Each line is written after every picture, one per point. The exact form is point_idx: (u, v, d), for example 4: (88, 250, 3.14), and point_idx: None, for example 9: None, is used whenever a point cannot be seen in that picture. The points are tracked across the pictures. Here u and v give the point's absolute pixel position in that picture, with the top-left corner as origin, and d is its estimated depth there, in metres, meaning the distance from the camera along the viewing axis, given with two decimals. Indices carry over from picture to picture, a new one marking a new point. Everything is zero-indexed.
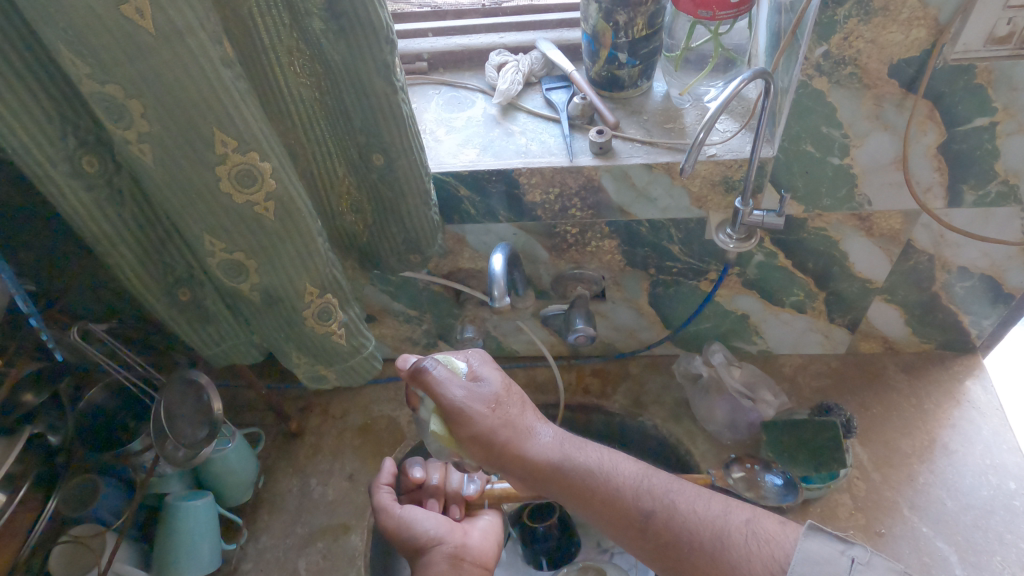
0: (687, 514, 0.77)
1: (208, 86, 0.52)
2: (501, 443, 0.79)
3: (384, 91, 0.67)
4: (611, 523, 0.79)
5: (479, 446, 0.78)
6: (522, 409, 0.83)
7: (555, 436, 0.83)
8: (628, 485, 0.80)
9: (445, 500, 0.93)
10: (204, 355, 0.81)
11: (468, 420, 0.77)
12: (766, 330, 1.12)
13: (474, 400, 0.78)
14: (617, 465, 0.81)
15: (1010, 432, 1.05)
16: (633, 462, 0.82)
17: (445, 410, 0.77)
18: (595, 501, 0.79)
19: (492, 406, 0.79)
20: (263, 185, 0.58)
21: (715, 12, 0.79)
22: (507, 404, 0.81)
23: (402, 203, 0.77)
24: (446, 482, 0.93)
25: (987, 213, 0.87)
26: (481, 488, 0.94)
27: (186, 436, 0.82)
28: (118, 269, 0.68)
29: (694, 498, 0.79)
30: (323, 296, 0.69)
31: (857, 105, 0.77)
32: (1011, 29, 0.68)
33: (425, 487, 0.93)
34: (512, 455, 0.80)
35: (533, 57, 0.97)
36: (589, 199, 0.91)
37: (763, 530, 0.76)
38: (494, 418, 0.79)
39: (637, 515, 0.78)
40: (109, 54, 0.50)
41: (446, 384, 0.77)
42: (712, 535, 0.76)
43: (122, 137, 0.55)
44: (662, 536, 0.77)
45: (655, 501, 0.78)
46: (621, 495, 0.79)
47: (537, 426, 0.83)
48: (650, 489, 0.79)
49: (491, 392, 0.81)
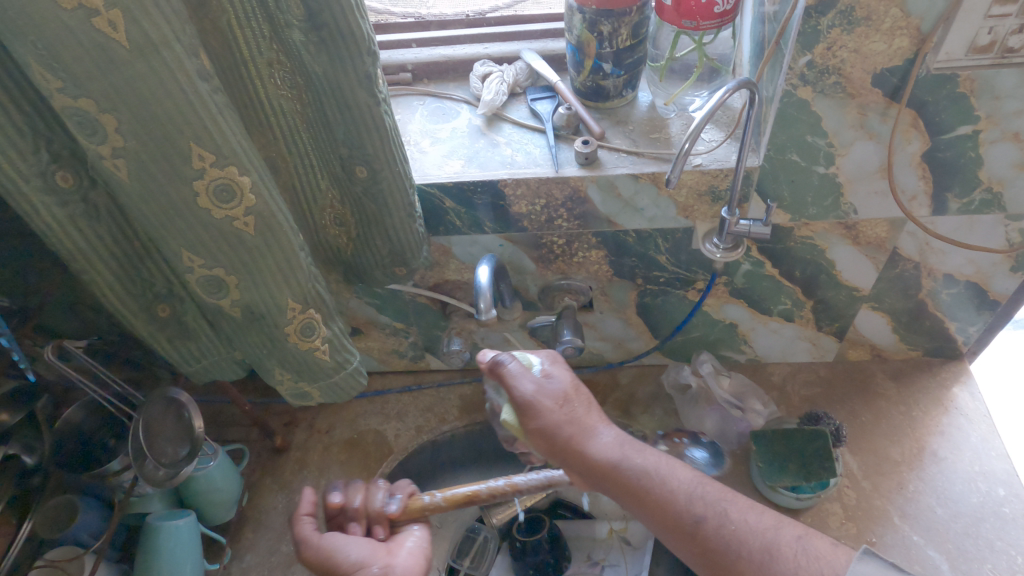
0: (739, 526, 0.65)
1: (184, 100, 0.51)
2: (561, 439, 0.75)
3: (366, 104, 0.66)
4: (662, 531, 0.69)
5: (541, 439, 0.76)
6: (595, 409, 0.78)
7: (619, 438, 0.75)
8: (682, 490, 0.69)
9: (366, 522, 0.77)
10: (185, 373, 0.79)
11: (534, 411, 0.76)
12: (755, 339, 1.12)
13: (543, 394, 0.77)
14: (675, 471, 0.71)
15: (998, 438, 1.05)
16: (692, 469, 0.72)
17: (516, 403, 0.77)
18: (646, 506, 0.69)
19: (560, 402, 0.77)
20: (242, 200, 0.57)
21: (699, 22, 0.79)
22: (576, 403, 0.78)
23: (386, 215, 0.76)
24: (366, 501, 0.77)
25: (972, 221, 0.87)
26: (404, 504, 0.77)
27: (167, 455, 0.81)
28: (94, 286, 0.67)
29: (748, 509, 0.67)
30: (305, 312, 0.68)
31: (842, 115, 0.77)
32: (992, 38, 0.68)
33: (344, 512, 0.77)
34: (570, 451, 0.74)
35: (518, 67, 0.97)
36: (575, 210, 0.90)
37: (820, 548, 0.63)
38: (559, 413, 0.76)
39: (688, 523, 0.67)
40: (81, 68, 0.49)
41: (517, 377, 0.78)
42: (763, 546, 0.64)
43: (97, 153, 0.53)
44: (711, 545, 0.65)
45: (708, 508, 0.68)
46: (673, 498, 0.69)
47: (602, 426, 0.77)
48: (704, 497, 0.69)
49: (560, 389, 0.78)
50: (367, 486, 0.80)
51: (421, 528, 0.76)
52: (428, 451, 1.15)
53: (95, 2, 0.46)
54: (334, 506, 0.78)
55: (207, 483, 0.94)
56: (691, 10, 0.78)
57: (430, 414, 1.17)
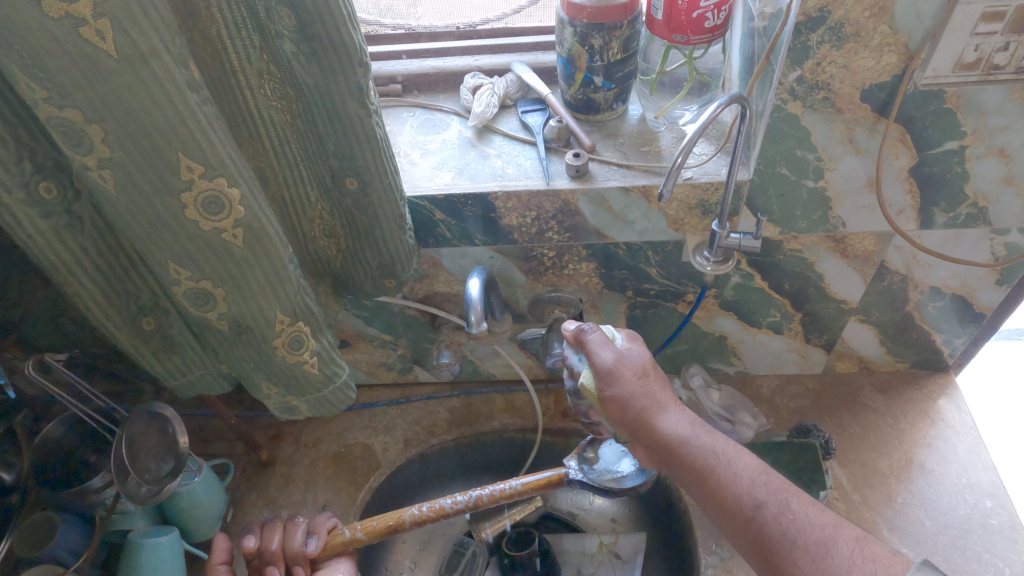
0: (800, 516, 0.64)
1: (172, 110, 0.50)
2: (635, 410, 0.74)
3: (358, 115, 0.66)
4: (720, 512, 0.68)
5: (615, 407, 0.75)
6: (669, 388, 0.78)
7: (689, 418, 0.75)
8: (746, 475, 0.68)
9: (286, 561, 0.85)
10: (169, 387, 0.78)
11: (614, 378, 0.75)
12: (743, 351, 1.12)
13: (623, 363, 0.76)
14: (741, 458, 0.70)
15: (984, 450, 1.06)
16: (756, 458, 0.70)
17: (594, 369, 0.76)
18: (708, 486, 0.69)
19: (639, 375, 0.76)
20: (231, 212, 0.56)
21: (689, 37, 0.79)
22: (654, 378, 0.77)
23: (376, 227, 0.75)
24: (283, 541, 0.85)
25: (958, 235, 0.88)
26: (323, 542, 0.86)
27: (150, 471, 0.79)
28: (77, 298, 0.65)
29: (808, 503, 0.66)
30: (294, 325, 0.67)
31: (830, 130, 0.78)
32: (978, 55, 0.69)
33: (263, 554, 0.84)
34: (642, 424, 0.74)
35: (508, 80, 0.97)
36: (566, 222, 0.90)
37: (878, 553, 0.60)
38: (637, 384, 0.75)
39: (748, 507, 0.66)
40: (66, 77, 0.47)
41: (599, 346, 0.77)
42: (819, 539, 0.62)
43: (82, 164, 0.52)
44: (768, 532, 0.64)
45: (770, 495, 0.66)
46: (735, 481, 0.68)
47: (673, 405, 0.76)
48: (767, 485, 0.67)
49: (640, 362, 0.77)
50: (283, 524, 0.87)
51: (341, 560, 0.86)
52: (416, 465, 1.14)
53: (83, 11, 0.45)
54: (251, 550, 0.84)
55: (191, 499, 0.92)
56: (682, 24, 0.78)
57: (418, 427, 1.16)
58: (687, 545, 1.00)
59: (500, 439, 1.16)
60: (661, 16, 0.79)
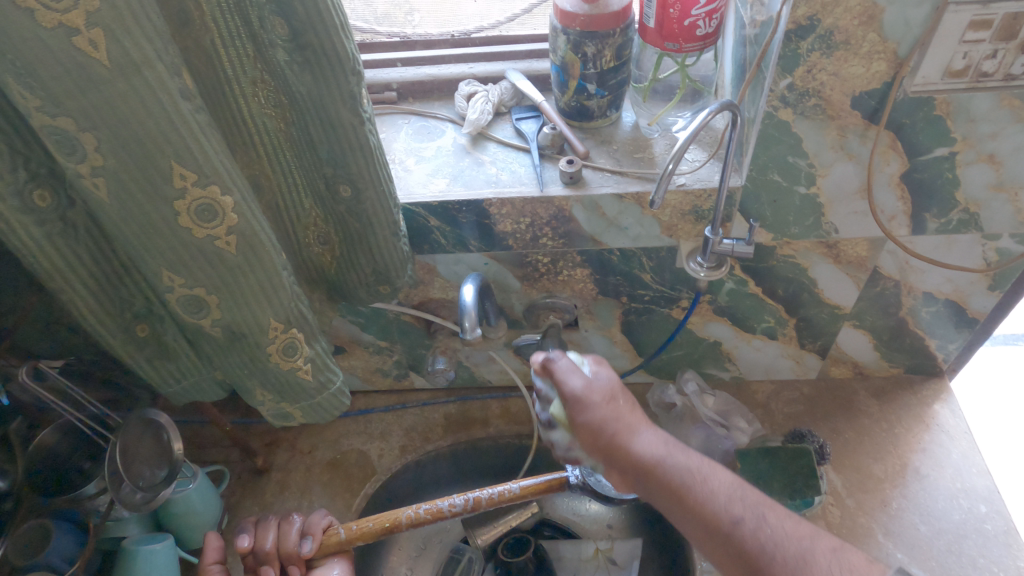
0: (771, 526, 0.64)
1: (166, 119, 0.50)
2: (608, 435, 0.71)
3: (351, 123, 0.66)
4: (700, 531, 0.66)
5: (590, 435, 0.72)
6: (638, 407, 0.76)
7: (662, 436, 0.72)
8: (722, 491, 0.67)
9: (281, 560, 0.85)
10: (164, 393, 0.78)
11: (585, 407, 0.73)
12: (738, 357, 1.12)
13: (591, 390, 0.74)
14: (716, 473, 0.69)
15: (978, 455, 1.06)
16: (729, 471, 0.69)
17: (564, 396, 0.74)
18: (686, 506, 0.67)
19: (608, 399, 0.74)
20: (224, 219, 0.57)
21: (682, 44, 0.79)
22: (625, 402, 0.75)
23: (370, 233, 0.76)
24: (277, 541, 0.85)
25: (950, 241, 0.89)
26: (318, 543, 0.85)
27: (144, 478, 0.78)
28: (71, 305, 0.65)
29: (784, 515, 0.66)
30: (288, 332, 0.67)
31: (822, 137, 0.78)
32: (966, 63, 0.70)
33: (256, 553, 0.85)
34: (617, 448, 0.71)
35: (502, 87, 0.97)
36: (560, 228, 0.90)
37: (854, 562, 0.62)
38: (607, 407, 0.73)
39: (727, 524, 0.65)
40: (59, 86, 0.47)
41: (567, 373, 0.74)
42: (798, 552, 0.62)
43: (75, 172, 0.52)
44: (750, 549, 0.63)
45: (747, 509, 0.65)
46: (712, 499, 0.66)
47: (643, 425, 0.73)
48: (743, 498, 0.66)
49: (609, 386, 0.75)
50: (277, 523, 0.87)
51: (336, 560, 0.86)
52: (412, 471, 1.14)
53: (76, 21, 0.45)
54: (245, 549, 0.84)
55: (186, 506, 0.93)
56: (674, 32, 0.79)
57: (414, 433, 1.16)
58: (682, 551, 1.00)
59: (495, 445, 1.16)
60: (653, 24, 0.80)
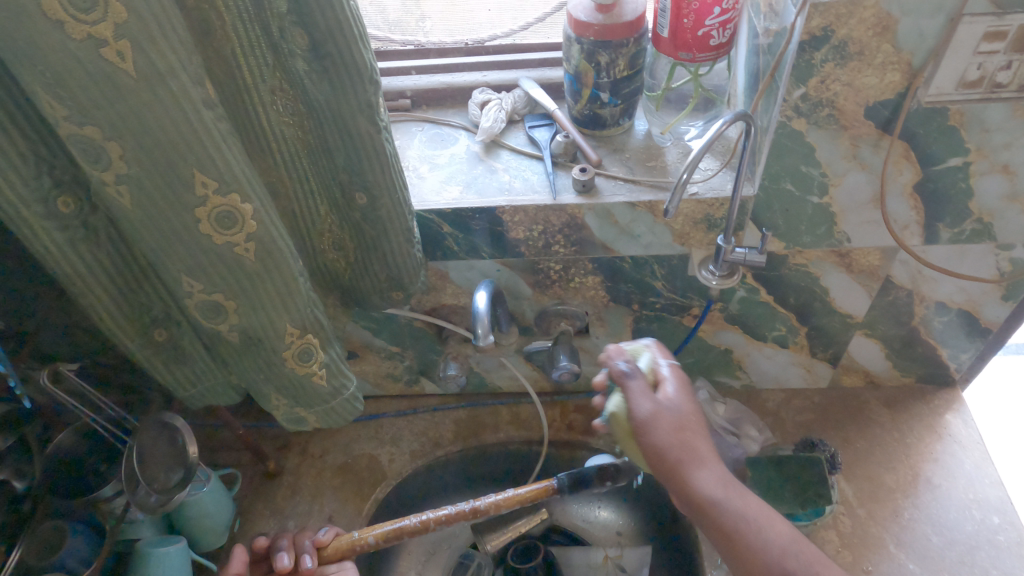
0: None
1: (189, 128, 0.51)
2: (668, 465, 0.72)
3: (367, 131, 0.67)
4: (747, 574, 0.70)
5: (650, 459, 0.73)
6: (706, 435, 0.74)
7: (724, 474, 0.72)
8: (776, 545, 0.70)
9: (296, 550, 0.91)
10: (180, 397, 0.79)
11: (650, 434, 0.73)
12: (749, 365, 1.12)
13: (660, 417, 0.73)
14: (772, 525, 0.71)
15: (991, 466, 1.06)
16: (786, 523, 0.72)
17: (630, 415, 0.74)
18: (737, 551, 0.70)
19: (676, 429, 0.73)
20: (244, 227, 0.57)
21: (695, 54, 0.80)
22: (694, 430, 0.74)
23: (385, 240, 0.77)
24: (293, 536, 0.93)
25: (963, 251, 0.88)
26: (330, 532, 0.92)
27: (159, 481, 0.78)
28: (92, 309, 0.66)
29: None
30: (303, 337, 0.68)
31: (835, 146, 0.78)
32: (980, 74, 0.70)
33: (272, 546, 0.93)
34: (675, 479, 0.72)
35: (515, 95, 0.98)
36: (573, 236, 0.91)
37: None
38: (674, 437, 0.72)
39: None
40: (86, 96, 0.48)
41: (637, 395, 0.74)
42: None
43: (99, 179, 0.53)
44: None
45: (798, 566, 0.69)
46: (765, 551, 0.69)
47: (710, 458, 0.73)
48: (794, 555, 0.70)
49: (679, 415, 0.74)
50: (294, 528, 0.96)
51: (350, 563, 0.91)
52: (422, 476, 1.15)
53: (104, 33, 0.46)
54: (263, 546, 0.93)
55: (200, 509, 0.94)
56: (688, 42, 0.79)
57: (424, 439, 1.17)
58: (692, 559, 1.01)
59: (505, 451, 1.16)
60: (666, 34, 0.80)
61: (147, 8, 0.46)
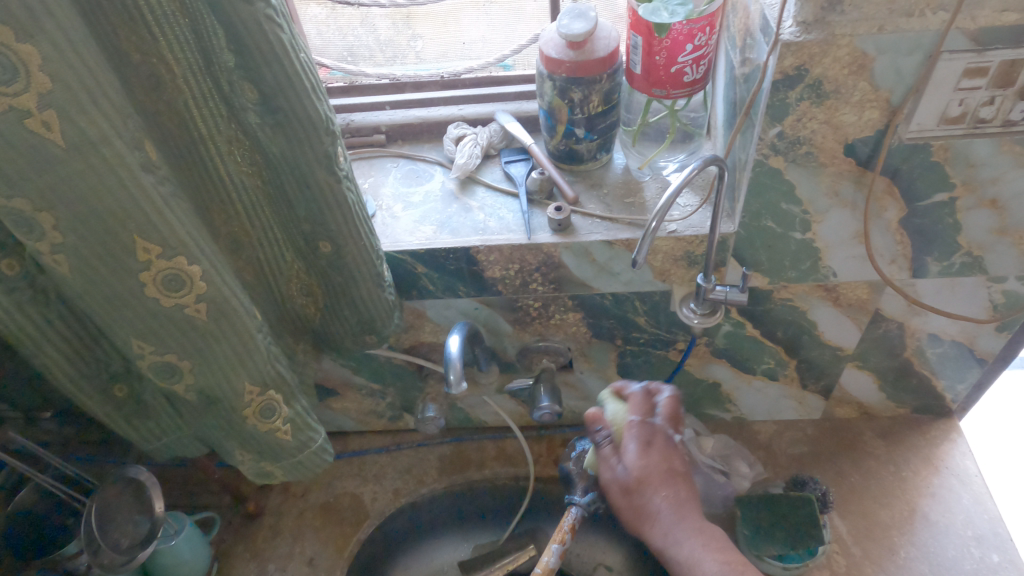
0: None
1: (128, 194, 0.49)
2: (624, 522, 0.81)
3: (327, 181, 0.65)
4: None
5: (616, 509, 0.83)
6: (654, 484, 0.80)
7: (665, 522, 0.79)
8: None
9: None
10: (144, 450, 0.77)
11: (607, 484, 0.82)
12: (739, 398, 1.10)
13: (610, 474, 0.82)
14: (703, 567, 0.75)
15: (991, 500, 1.02)
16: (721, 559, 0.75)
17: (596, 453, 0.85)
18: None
19: (623, 489, 0.81)
20: (193, 288, 0.55)
21: (669, 90, 0.78)
22: (639, 482, 0.80)
23: (353, 286, 0.74)
24: None
25: (954, 284, 0.86)
26: None
27: (124, 539, 0.76)
28: (44, 369, 0.64)
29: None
30: (265, 394, 0.65)
31: (815, 183, 0.76)
32: (963, 109, 0.67)
33: None
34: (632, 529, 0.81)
35: (492, 129, 0.96)
36: (550, 274, 0.88)
37: None
38: (623, 498, 0.81)
39: None
40: (14, 168, 0.47)
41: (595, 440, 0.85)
42: None
43: (36, 249, 0.51)
44: None
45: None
46: None
47: (652, 513, 0.79)
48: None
49: (625, 455, 0.81)
50: None
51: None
52: (407, 514, 1.13)
53: (28, 104, 0.44)
54: None
55: (173, 557, 0.92)
56: (661, 78, 0.77)
57: (408, 476, 1.14)
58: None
59: (491, 487, 1.14)
60: (640, 70, 0.78)
61: (73, 76, 0.44)
